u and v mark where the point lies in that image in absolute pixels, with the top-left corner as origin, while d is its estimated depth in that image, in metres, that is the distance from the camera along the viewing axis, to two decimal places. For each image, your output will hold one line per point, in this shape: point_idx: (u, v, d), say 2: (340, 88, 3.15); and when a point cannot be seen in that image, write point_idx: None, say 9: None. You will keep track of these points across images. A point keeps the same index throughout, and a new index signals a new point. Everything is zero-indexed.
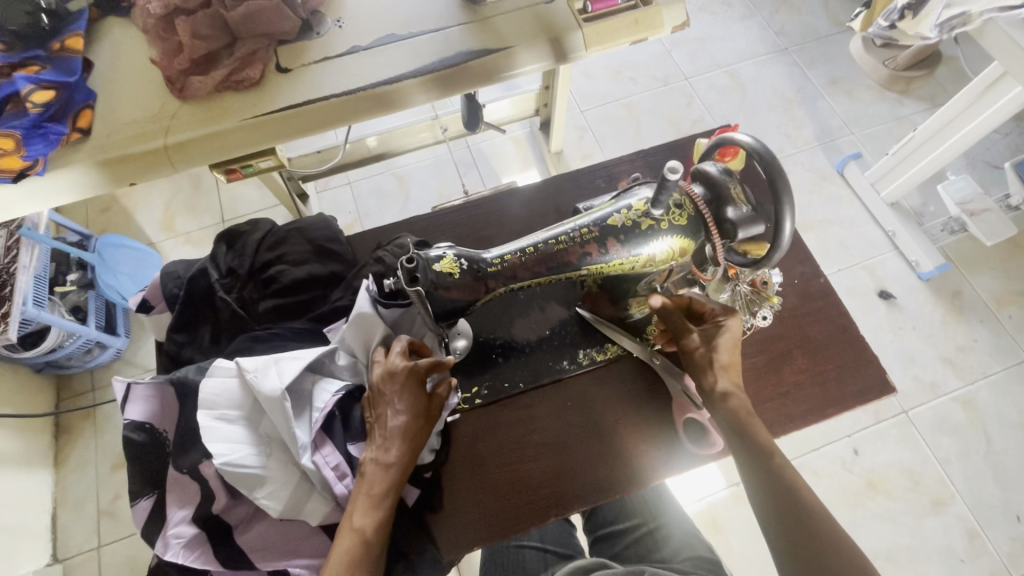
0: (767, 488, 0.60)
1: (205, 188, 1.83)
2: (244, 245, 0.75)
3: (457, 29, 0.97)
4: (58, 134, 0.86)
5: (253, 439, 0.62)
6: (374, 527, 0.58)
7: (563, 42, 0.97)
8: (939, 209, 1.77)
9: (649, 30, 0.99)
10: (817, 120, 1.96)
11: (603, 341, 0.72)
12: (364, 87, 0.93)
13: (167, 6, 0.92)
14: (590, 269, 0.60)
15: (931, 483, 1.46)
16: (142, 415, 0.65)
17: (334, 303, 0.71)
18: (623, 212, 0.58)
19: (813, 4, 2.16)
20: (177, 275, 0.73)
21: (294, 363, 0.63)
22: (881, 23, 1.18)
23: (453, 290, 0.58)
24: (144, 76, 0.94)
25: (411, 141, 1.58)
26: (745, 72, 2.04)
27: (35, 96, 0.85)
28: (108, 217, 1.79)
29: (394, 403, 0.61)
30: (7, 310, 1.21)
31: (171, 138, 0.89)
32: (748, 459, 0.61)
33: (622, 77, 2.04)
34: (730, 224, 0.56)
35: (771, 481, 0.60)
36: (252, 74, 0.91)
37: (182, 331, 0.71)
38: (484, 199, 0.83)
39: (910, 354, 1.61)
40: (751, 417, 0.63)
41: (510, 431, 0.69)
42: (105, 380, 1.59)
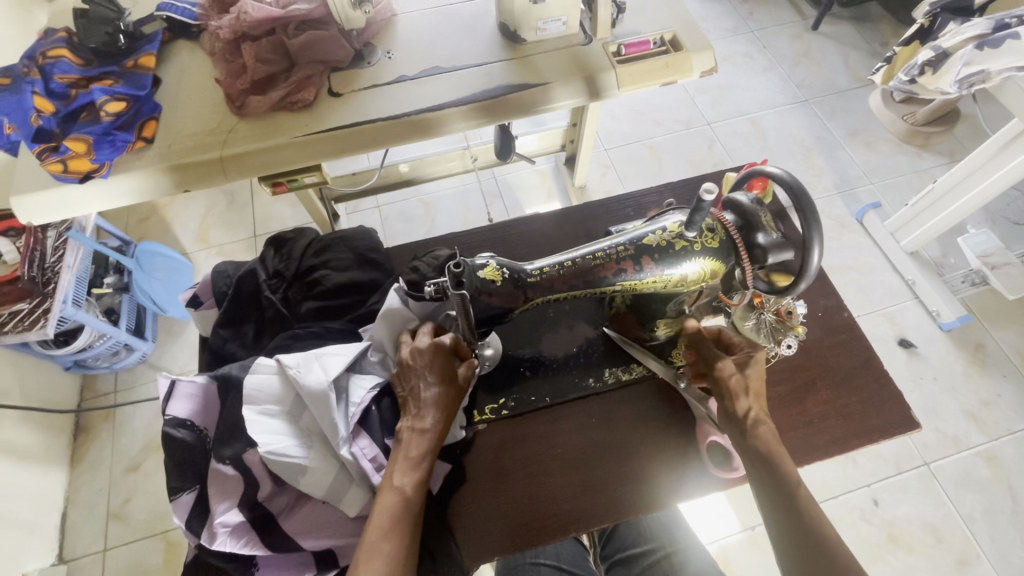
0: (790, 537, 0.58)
1: (241, 204, 1.91)
2: (291, 250, 0.79)
3: (498, 65, 1.04)
4: (125, 141, 0.93)
5: (295, 431, 0.64)
6: (412, 487, 0.60)
7: (597, 81, 1.03)
8: (960, 261, 1.78)
9: (678, 73, 1.05)
10: (836, 168, 2.00)
11: (629, 360, 0.74)
12: (408, 113, 0.99)
13: (235, 31, 1.00)
14: (625, 283, 0.62)
15: (955, 540, 1.41)
16: (184, 411, 0.67)
17: (371, 307, 0.75)
18: (657, 232, 0.60)
19: (833, 60, 2.24)
20: (226, 273, 0.78)
21: (336, 359, 0.66)
22: (902, 77, 1.19)
23: (494, 296, 0.61)
24: (207, 93, 1.01)
25: (441, 169, 1.64)
26: (766, 120, 2.11)
27: (109, 106, 0.92)
28: (147, 226, 1.87)
29: (425, 376, 0.64)
30: (47, 306, 1.26)
31: (226, 151, 0.96)
32: (773, 501, 0.60)
33: (646, 120, 2.11)
34: (760, 249, 0.58)
35: (796, 529, 0.57)
36: (306, 96, 0.98)
37: (228, 326, 0.74)
38: (517, 220, 0.87)
39: (932, 405, 1.58)
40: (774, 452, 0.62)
41: (533, 445, 0.70)
42: (128, 382, 1.63)
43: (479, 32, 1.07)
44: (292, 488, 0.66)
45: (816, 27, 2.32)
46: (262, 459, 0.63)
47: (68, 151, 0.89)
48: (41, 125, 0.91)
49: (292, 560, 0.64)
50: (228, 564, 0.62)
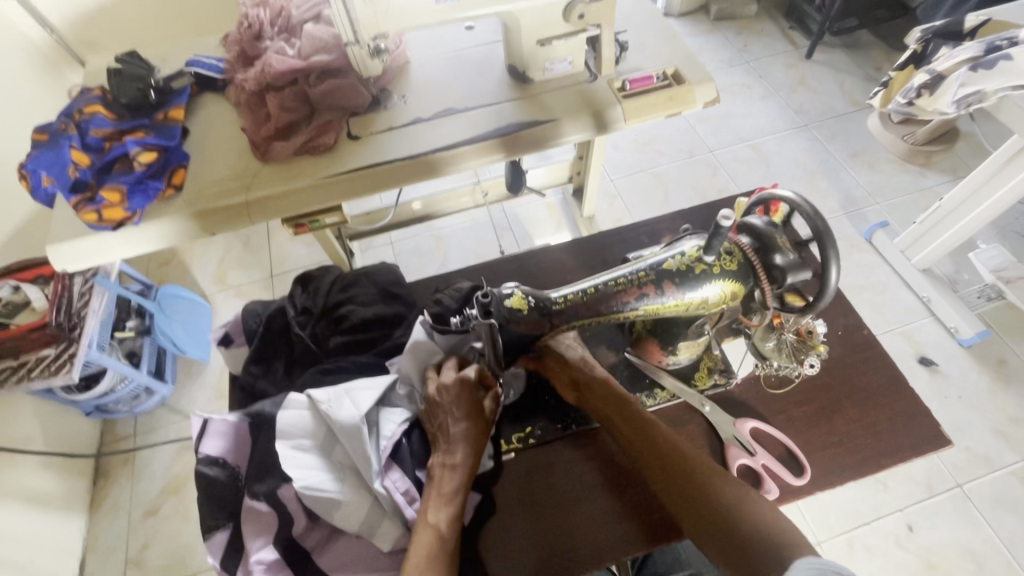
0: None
1: (258, 245, 1.96)
2: (317, 286, 0.81)
3: (509, 104, 1.08)
4: (156, 189, 0.98)
5: (328, 465, 0.65)
6: (447, 523, 0.60)
7: (604, 116, 1.07)
8: (974, 277, 1.77)
9: (682, 105, 1.08)
10: (841, 190, 2.03)
11: (653, 385, 0.73)
12: (424, 152, 1.03)
13: (259, 83, 1.05)
14: (647, 308, 0.63)
15: (996, 565, 1.36)
16: (216, 448, 0.68)
17: (396, 340, 0.76)
18: (676, 257, 0.62)
19: (828, 86, 2.31)
20: (257, 311, 0.80)
21: (367, 393, 0.67)
22: (899, 100, 1.22)
23: (523, 324, 0.62)
24: (234, 141, 1.07)
25: (453, 204, 1.68)
26: (768, 146, 2.15)
27: (141, 157, 0.98)
28: (166, 270, 1.92)
29: (452, 411, 0.66)
30: (72, 352, 1.29)
31: (252, 194, 1.00)
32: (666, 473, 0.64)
33: (649, 150, 2.17)
34: (778, 270, 0.58)
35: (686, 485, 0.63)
36: (328, 141, 1.02)
37: (258, 363, 0.76)
38: (533, 251, 0.89)
39: (959, 424, 1.55)
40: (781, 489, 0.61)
41: (558, 473, 0.70)
42: (147, 425, 1.64)
43: (489, 74, 1.12)
44: (325, 523, 0.66)
45: (810, 55, 2.39)
46: (296, 494, 0.63)
47: (104, 201, 0.95)
48: (77, 176, 0.96)
49: None
50: None
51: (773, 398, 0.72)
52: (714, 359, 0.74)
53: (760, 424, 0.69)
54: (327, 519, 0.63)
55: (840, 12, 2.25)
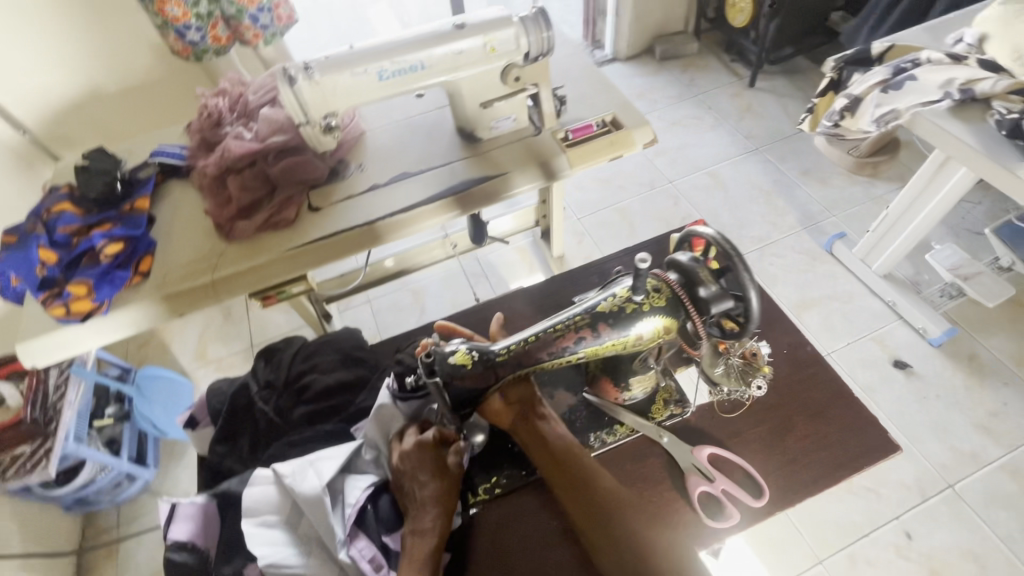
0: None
1: (237, 317, 1.98)
2: (280, 359, 0.83)
3: (460, 163, 1.14)
4: (123, 279, 1.00)
5: (293, 540, 0.66)
6: None
7: (551, 165, 1.13)
8: (934, 277, 1.83)
9: (623, 147, 1.15)
10: (798, 207, 2.11)
11: (613, 422, 0.75)
12: (383, 217, 1.08)
13: (219, 167, 1.10)
14: (588, 350, 0.67)
15: (998, 565, 1.35)
16: (185, 532, 0.68)
17: (360, 404, 0.77)
18: (608, 299, 0.66)
19: (773, 111, 2.44)
20: (221, 391, 0.81)
21: (329, 462, 0.68)
22: (826, 123, 1.32)
23: (468, 378, 0.65)
24: (198, 224, 1.11)
25: (425, 258, 1.72)
26: (723, 172, 2.25)
27: (107, 249, 1.00)
28: (146, 350, 1.92)
29: (418, 476, 0.67)
30: (49, 447, 1.28)
31: (218, 274, 1.03)
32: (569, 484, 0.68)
33: (612, 186, 2.25)
34: (703, 302, 0.62)
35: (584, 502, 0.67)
36: (288, 215, 1.07)
37: (223, 442, 0.77)
38: (490, 301, 0.92)
39: (942, 424, 1.56)
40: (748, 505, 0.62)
41: (527, 522, 0.71)
42: (131, 514, 1.60)
43: (440, 137, 1.19)
44: None
45: (753, 83, 2.54)
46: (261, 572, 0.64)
47: (71, 295, 0.97)
48: (45, 274, 0.99)
49: None
50: None
51: (728, 421, 0.75)
52: (668, 390, 0.77)
53: (716, 449, 0.72)
54: None
55: (774, 42, 2.40)
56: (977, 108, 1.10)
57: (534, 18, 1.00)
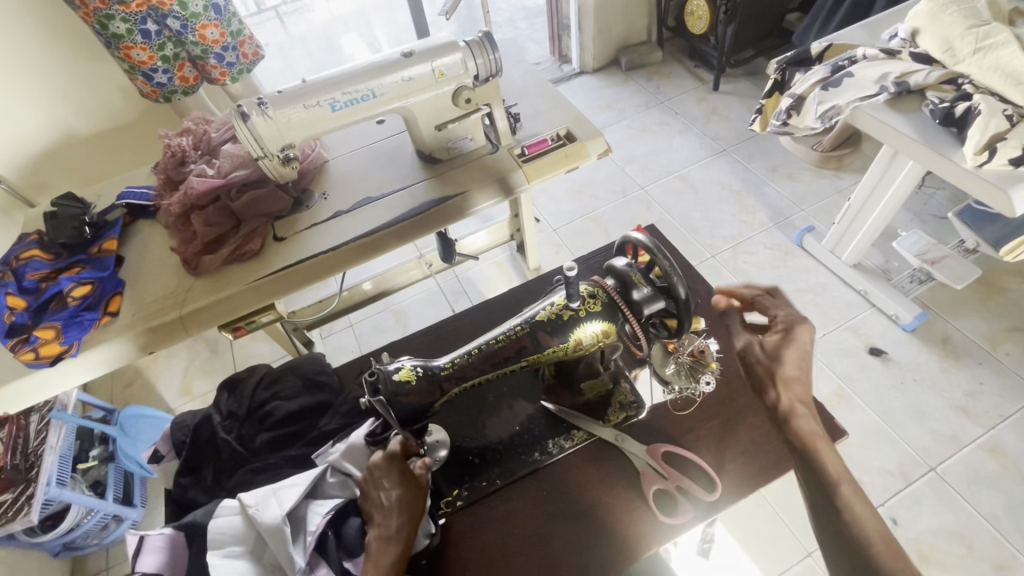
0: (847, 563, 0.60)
1: (221, 350, 1.99)
2: (243, 389, 0.86)
3: (421, 184, 1.17)
4: (91, 320, 1.02)
5: (258, 569, 0.67)
6: None
7: (508, 180, 1.16)
8: (903, 263, 1.87)
9: (578, 159, 1.19)
10: (767, 204, 2.15)
11: (570, 428, 0.77)
12: (347, 242, 1.10)
13: (183, 205, 1.12)
14: (530, 357, 0.69)
15: (985, 544, 1.36)
16: (153, 565, 0.68)
17: (322, 427, 0.80)
18: (547, 307, 0.68)
19: (738, 112, 2.50)
20: (185, 423, 0.85)
21: (292, 490, 0.69)
22: (775, 123, 1.36)
23: (412, 395, 0.67)
24: (166, 261, 1.13)
25: (402, 279, 1.74)
26: (693, 174, 2.30)
27: (75, 291, 1.02)
28: (131, 391, 1.91)
29: (383, 484, 0.68)
30: (30, 492, 1.25)
31: (186, 308, 1.05)
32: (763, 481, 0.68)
33: (585, 196, 2.29)
34: (638, 305, 0.65)
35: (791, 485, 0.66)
36: (253, 247, 1.09)
37: (187, 474, 0.80)
38: (450, 318, 0.94)
39: (921, 408, 1.58)
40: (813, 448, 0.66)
41: (491, 530, 0.72)
42: (120, 556, 1.58)
43: (401, 160, 1.22)
44: None
45: (717, 88, 2.60)
46: None
47: (39, 339, 0.97)
48: (14, 320, 1.00)
49: None
50: None
51: (681, 419, 0.77)
52: (623, 392, 0.78)
53: (671, 446, 0.74)
54: None
55: (733, 46, 2.47)
56: (914, 98, 1.15)
57: (480, 41, 1.03)
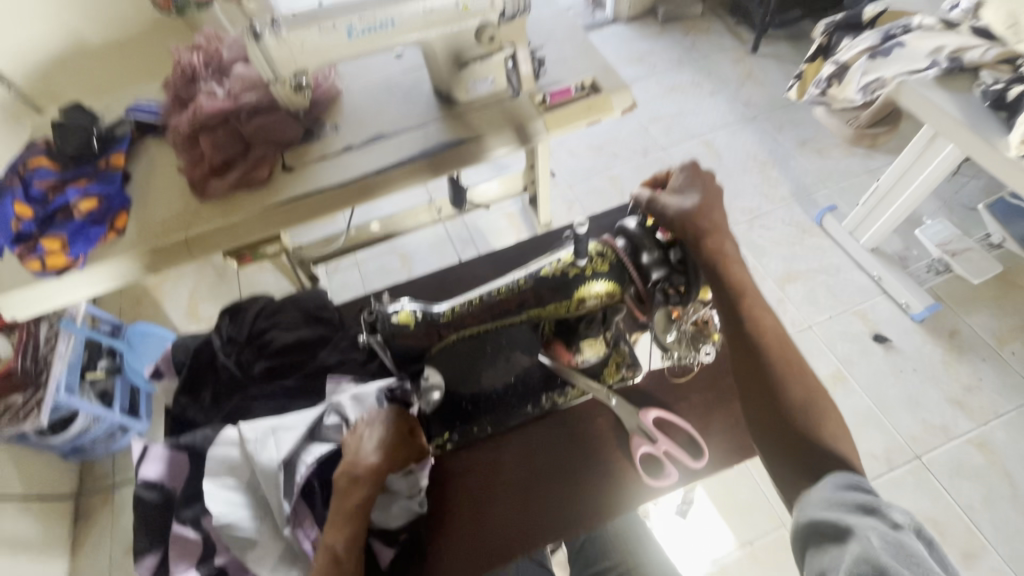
0: (769, 421, 0.62)
1: (227, 276, 2.00)
2: (243, 317, 0.87)
3: (435, 125, 1.13)
4: (97, 234, 1.03)
5: (250, 504, 0.69)
6: (344, 546, 0.62)
7: (526, 129, 1.12)
8: (923, 252, 1.82)
9: (601, 112, 1.14)
10: (791, 177, 2.08)
11: (564, 385, 0.78)
12: (356, 178, 1.08)
13: (189, 124, 1.09)
14: (530, 311, 0.69)
15: (957, 533, 1.39)
16: (155, 472, 0.72)
17: (320, 360, 0.81)
18: (552, 263, 0.67)
19: (775, 78, 2.37)
20: (186, 345, 0.87)
21: (290, 435, 0.69)
22: (812, 91, 1.30)
23: (409, 337, 0.68)
24: (172, 181, 1.11)
25: (411, 222, 1.72)
26: (719, 140, 2.21)
27: (81, 205, 1.03)
28: (139, 308, 1.95)
29: (370, 431, 0.67)
30: (41, 397, 1.29)
31: (191, 232, 1.04)
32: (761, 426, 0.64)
33: (605, 153, 2.22)
34: (646, 268, 0.65)
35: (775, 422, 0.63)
36: (260, 174, 1.07)
37: (187, 393, 0.81)
38: (454, 266, 0.94)
39: (915, 397, 1.58)
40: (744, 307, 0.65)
41: (476, 477, 0.74)
42: (125, 463, 1.63)
43: (416, 98, 1.17)
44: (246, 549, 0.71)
45: (756, 49, 2.46)
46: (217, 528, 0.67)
47: (45, 249, 1.00)
48: (20, 229, 1.01)
49: None
50: None
51: (676, 386, 0.77)
52: (622, 355, 0.78)
53: (663, 412, 0.74)
54: (241, 557, 0.68)
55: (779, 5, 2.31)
56: (966, 77, 1.07)
57: None
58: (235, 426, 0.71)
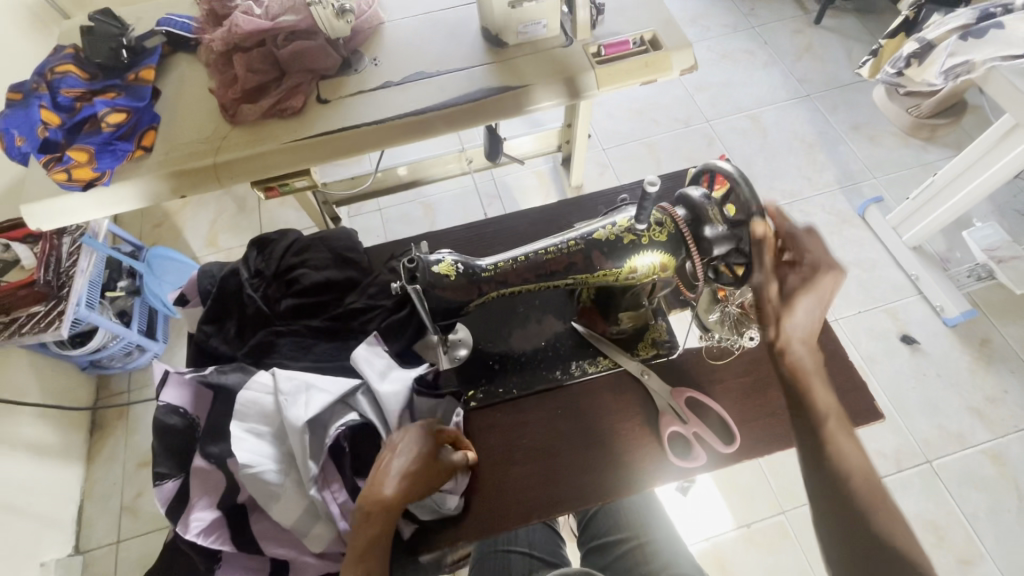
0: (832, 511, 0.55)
1: (249, 209, 1.97)
2: (272, 250, 0.85)
3: (481, 69, 1.06)
4: (125, 151, 0.99)
5: (277, 456, 0.68)
6: None
7: (577, 81, 1.05)
8: (966, 256, 1.74)
9: (658, 72, 1.06)
10: (838, 163, 1.97)
11: (597, 354, 0.76)
12: (393, 118, 1.02)
13: (226, 43, 1.04)
14: (577, 276, 0.67)
15: (957, 538, 1.39)
16: (176, 398, 0.72)
17: (348, 305, 0.80)
18: (607, 227, 0.65)
19: (835, 53, 2.22)
20: (212, 274, 0.85)
21: (322, 396, 0.69)
22: (889, 70, 1.23)
23: (449, 289, 0.65)
24: (202, 103, 1.06)
25: (439, 171, 1.67)
26: (767, 116, 2.09)
27: (109, 117, 0.98)
28: (160, 232, 1.93)
29: (394, 452, 0.63)
30: (62, 309, 1.27)
31: (220, 158, 1.00)
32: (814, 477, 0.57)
33: (645, 118, 2.12)
34: (707, 242, 0.62)
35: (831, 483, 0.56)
36: (295, 104, 1.02)
37: (212, 323, 0.81)
38: (489, 221, 0.90)
39: (934, 403, 1.55)
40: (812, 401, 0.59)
41: (500, 436, 0.73)
42: (142, 381, 1.66)
43: (462, 38, 1.10)
44: None
45: (819, 21, 2.29)
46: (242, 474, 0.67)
47: (71, 160, 0.96)
48: (48, 136, 0.97)
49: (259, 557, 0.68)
50: (195, 552, 0.68)
51: (712, 368, 0.75)
52: (659, 330, 0.77)
53: (694, 394, 0.72)
54: (263, 506, 0.67)
55: None
56: None
57: None
58: (272, 371, 0.71)
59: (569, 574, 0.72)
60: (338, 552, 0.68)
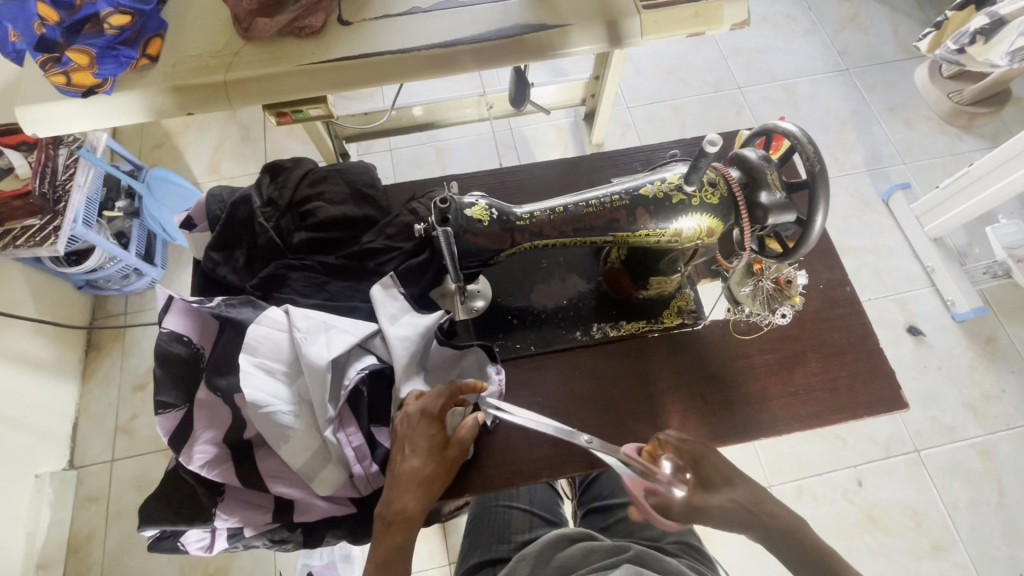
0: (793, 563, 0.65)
1: (254, 137, 1.89)
2: (286, 179, 0.81)
3: (516, 2, 0.98)
4: (129, 58, 0.91)
5: (290, 395, 0.68)
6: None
7: (619, 27, 0.97)
8: (985, 252, 1.71)
9: (707, 24, 0.99)
10: (869, 145, 1.90)
11: (618, 318, 0.76)
12: (419, 49, 0.95)
13: None
14: (616, 234, 0.65)
15: (934, 526, 1.42)
16: (180, 326, 0.70)
17: (364, 244, 0.77)
18: (655, 184, 0.63)
19: (881, 26, 2.09)
20: (221, 199, 0.81)
21: (343, 337, 0.68)
22: (950, 46, 1.26)
23: (481, 236, 0.63)
24: (213, 12, 0.98)
25: (455, 115, 1.58)
26: (801, 88, 2.00)
27: (113, 19, 0.88)
28: (159, 153, 1.86)
29: (407, 449, 0.63)
30: (58, 224, 1.22)
31: (231, 75, 0.94)
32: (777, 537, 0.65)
33: (674, 78, 2.01)
34: (762, 209, 0.60)
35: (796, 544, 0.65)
36: (315, 23, 0.94)
37: (220, 250, 0.77)
38: (512, 167, 0.86)
39: (931, 395, 1.56)
40: (710, 459, 0.67)
41: (517, 391, 0.73)
42: (138, 305, 1.64)
43: None
44: None
45: None
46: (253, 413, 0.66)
47: (71, 63, 0.88)
48: (45, 34, 0.88)
49: (263, 494, 0.68)
50: (199, 484, 0.68)
51: (740, 342, 0.75)
52: (685, 299, 0.76)
53: (641, 444, 0.68)
54: (273, 445, 0.66)
55: None
56: None
57: None
58: (284, 308, 0.69)
59: (570, 535, 0.73)
60: (347, 495, 0.68)
